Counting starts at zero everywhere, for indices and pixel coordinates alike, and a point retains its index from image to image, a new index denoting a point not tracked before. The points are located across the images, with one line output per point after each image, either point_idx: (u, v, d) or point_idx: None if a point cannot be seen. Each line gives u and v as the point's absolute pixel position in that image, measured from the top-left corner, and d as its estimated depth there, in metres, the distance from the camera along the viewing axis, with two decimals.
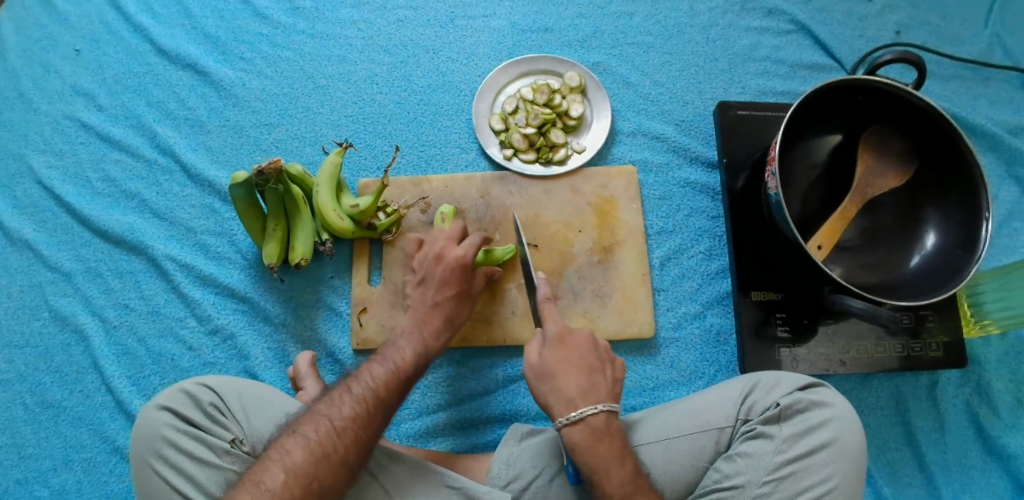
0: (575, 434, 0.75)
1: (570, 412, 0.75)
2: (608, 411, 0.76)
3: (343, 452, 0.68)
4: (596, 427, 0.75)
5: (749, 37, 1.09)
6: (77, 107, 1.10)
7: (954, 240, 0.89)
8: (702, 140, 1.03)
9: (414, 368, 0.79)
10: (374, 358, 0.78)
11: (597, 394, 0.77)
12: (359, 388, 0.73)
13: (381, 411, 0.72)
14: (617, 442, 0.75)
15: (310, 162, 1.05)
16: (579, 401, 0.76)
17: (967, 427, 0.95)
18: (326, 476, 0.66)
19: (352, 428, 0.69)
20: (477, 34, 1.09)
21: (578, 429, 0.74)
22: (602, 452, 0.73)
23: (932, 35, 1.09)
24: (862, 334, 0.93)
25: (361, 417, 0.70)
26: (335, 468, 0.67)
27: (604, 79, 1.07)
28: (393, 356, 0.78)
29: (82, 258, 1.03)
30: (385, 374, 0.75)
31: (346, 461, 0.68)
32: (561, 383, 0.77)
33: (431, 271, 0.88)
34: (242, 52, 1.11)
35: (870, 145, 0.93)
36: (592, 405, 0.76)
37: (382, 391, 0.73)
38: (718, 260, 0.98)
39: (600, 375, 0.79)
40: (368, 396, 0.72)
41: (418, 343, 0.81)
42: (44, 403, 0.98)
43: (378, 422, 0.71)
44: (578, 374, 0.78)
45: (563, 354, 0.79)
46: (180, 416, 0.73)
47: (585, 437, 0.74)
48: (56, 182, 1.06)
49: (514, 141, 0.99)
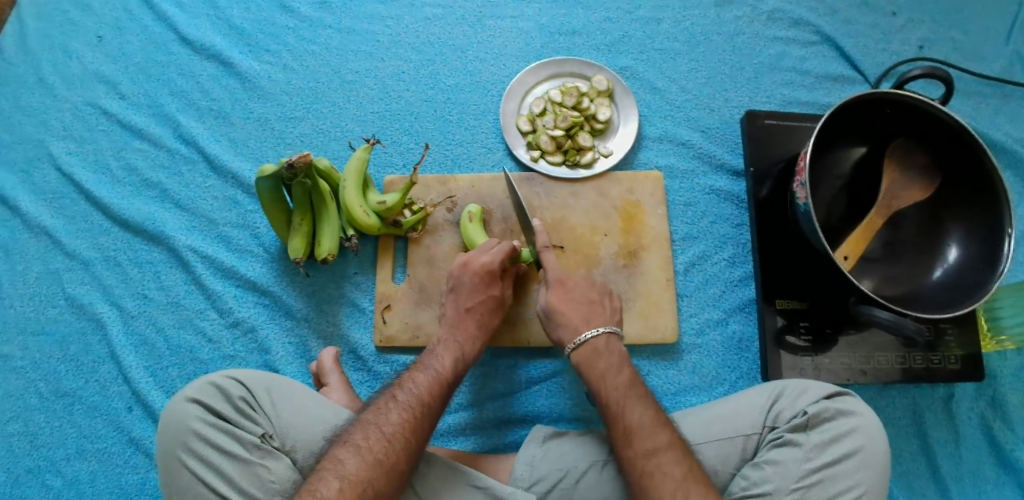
0: (580, 354, 0.81)
1: (576, 335, 0.82)
2: (607, 332, 0.82)
3: (394, 458, 0.70)
4: (596, 346, 0.81)
5: (775, 46, 1.10)
6: (99, 94, 1.10)
7: (977, 255, 0.89)
8: (727, 148, 1.04)
9: (451, 375, 0.82)
10: (415, 366, 0.82)
11: (601, 320, 0.84)
12: (404, 396, 0.76)
13: (426, 419, 0.75)
14: (616, 358, 0.81)
15: (335, 156, 1.04)
16: (581, 327, 0.82)
17: (981, 439, 0.96)
18: (381, 482, 0.68)
19: (402, 434, 0.72)
20: (505, 35, 1.09)
21: (584, 349, 0.81)
22: (604, 367, 0.80)
23: (955, 51, 1.10)
24: (882, 345, 0.94)
25: (410, 423, 0.73)
26: (389, 473, 0.69)
27: (631, 84, 1.07)
28: (432, 365, 0.81)
29: (101, 247, 1.02)
30: (427, 383, 0.78)
31: (398, 466, 0.70)
32: (567, 316, 0.83)
33: (460, 275, 0.89)
34: (267, 44, 1.10)
35: (895, 159, 0.94)
36: (593, 328, 0.82)
37: (425, 398, 0.77)
38: (741, 267, 0.98)
39: (600, 306, 0.85)
40: (414, 403, 0.75)
41: (454, 350, 0.84)
42: (59, 392, 0.97)
43: (424, 429, 0.74)
44: (582, 308, 0.84)
45: (565, 293, 0.85)
46: (209, 409, 0.73)
47: (587, 354, 0.81)
48: (76, 169, 1.06)
49: (542, 142, 1.00)
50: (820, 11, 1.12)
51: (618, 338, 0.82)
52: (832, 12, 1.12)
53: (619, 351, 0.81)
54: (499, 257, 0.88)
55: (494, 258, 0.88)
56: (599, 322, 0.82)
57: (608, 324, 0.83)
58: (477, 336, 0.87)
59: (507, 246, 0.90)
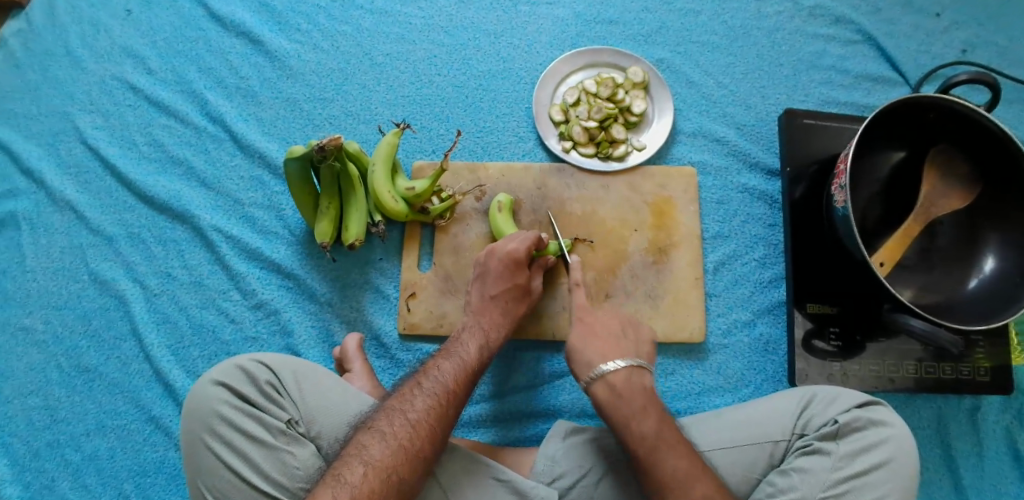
0: (602, 392, 0.76)
1: (592, 370, 0.78)
2: (629, 368, 0.77)
3: (419, 445, 0.70)
4: (616, 384, 0.76)
5: (815, 44, 1.07)
6: (125, 68, 1.08)
7: (1014, 266, 0.88)
8: (762, 146, 1.02)
9: (477, 365, 0.81)
10: (440, 354, 0.81)
11: (621, 351, 0.79)
12: (430, 385, 0.75)
13: (452, 407, 0.74)
14: (640, 398, 0.75)
15: (364, 140, 1.03)
16: (597, 361, 0.78)
17: (1005, 453, 0.95)
18: (406, 470, 0.68)
19: (427, 422, 0.71)
20: (540, 22, 1.07)
21: (601, 384, 0.77)
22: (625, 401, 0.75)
23: (999, 56, 1.07)
24: (912, 354, 0.92)
25: (435, 411, 0.72)
26: (414, 461, 0.69)
27: (667, 77, 1.05)
28: (457, 353, 0.80)
29: (125, 223, 1.02)
30: (452, 370, 0.78)
31: (423, 454, 0.70)
32: (582, 351, 0.79)
33: (487, 264, 0.88)
34: (298, 23, 1.08)
35: (936, 164, 0.92)
36: (613, 362, 0.77)
37: (451, 387, 0.76)
38: (772, 269, 0.97)
39: (626, 340, 0.81)
40: (439, 391, 0.75)
41: (479, 338, 0.83)
42: (80, 367, 0.97)
43: (450, 418, 0.74)
44: (605, 341, 0.80)
45: (584, 328, 0.82)
46: (236, 393, 0.73)
47: (608, 396, 0.76)
48: (102, 143, 1.05)
49: (574, 133, 0.98)
50: (863, 9, 1.09)
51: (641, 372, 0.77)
52: (876, 10, 1.09)
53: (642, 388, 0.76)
54: (525, 245, 0.86)
55: (524, 250, 0.86)
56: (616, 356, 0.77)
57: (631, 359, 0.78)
58: (501, 324, 0.86)
59: (535, 240, 0.88)
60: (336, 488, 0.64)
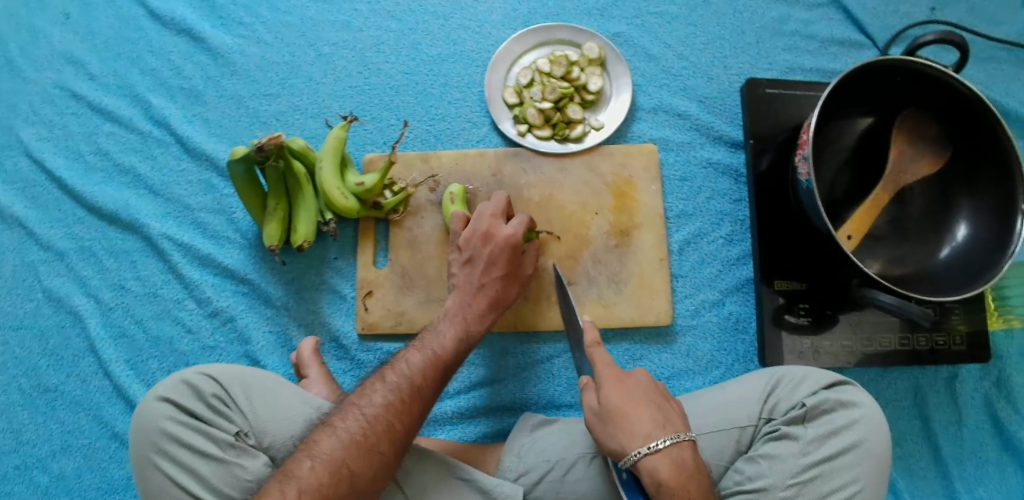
0: (663, 469, 0.64)
1: (648, 442, 0.65)
2: (686, 440, 0.66)
3: (375, 440, 0.67)
4: (682, 460, 0.65)
5: (778, 9, 1.03)
6: (67, 76, 1.03)
7: (987, 233, 0.84)
8: (726, 119, 0.99)
9: (455, 357, 0.78)
10: (414, 345, 0.77)
11: (673, 425, 0.67)
12: (393, 382, 0.72)
13: (417, 403, 0.71)
14: (697, 482, 0.64)
15: (312, 135, 0.99)
16: (655, 433, 0.65)
17: (984, 421, 0.93)
18: (360, 465, 0.65)
19: (386, 418, 0.68)
20: (491, 0, 1.03)
21: (661, 459, 0.64)
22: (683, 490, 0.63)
23: (969, 12, 1.03)
24: (885, 326, 0.90)
25: (395, 408, 0.69)
26: (368, 455, 0.66)
27: (624, 51, 1.01)
28: (430, 346, 0.77)
29: (75, 237, 0.98)
30: (421, 365, 0.74)
31: (379, 449, 0.67)
32: (630, 419, 0.66)
33: (478, 251, 0.84)
34: (240, 17, 1.03)
35: (904, 130, 0.88)
36: (670, 435, 0.66)
37: (417, 382, 0.72)
38: (739, 246, 0.94)
39: (671, 411, 0.69)
40: (402, 387, 0.71)
41: (458, 330, 0.80)
42: (40, 387, 0.94)
43: (415, 414, 0.70)
44: (650, 407, 0.68)
45: (622, 394, 0.68)
46: (181, 408, 0.70)
47: (673, 472, 0.64)
48: (48, 155, 1.00)
49: (529, 116, 0.94)
50: None
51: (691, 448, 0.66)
52: None
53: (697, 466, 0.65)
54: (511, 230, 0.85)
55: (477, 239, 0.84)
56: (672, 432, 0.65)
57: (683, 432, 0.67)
58: (476, 310, 0.82)
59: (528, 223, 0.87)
60: (283, 485, 0.62)
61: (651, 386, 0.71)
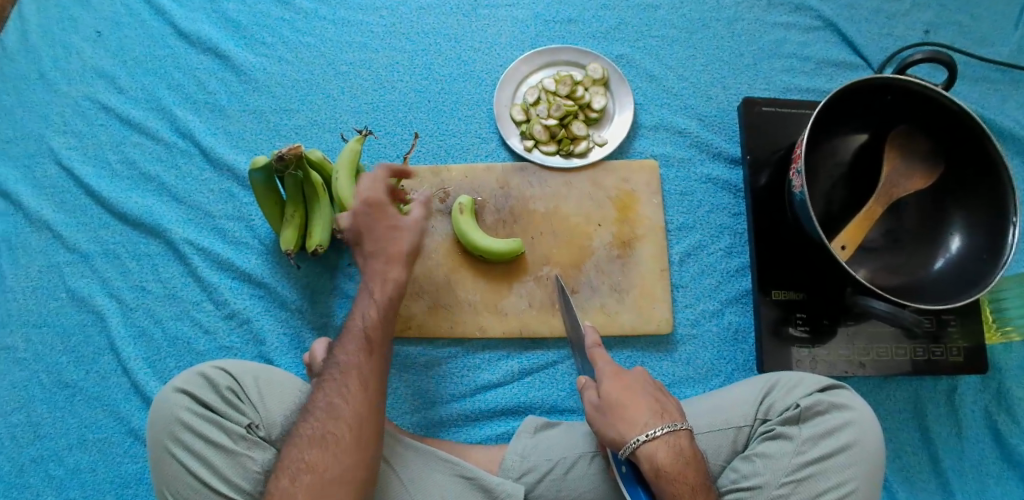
0: (660, 454, 0.67)
1: (646, 430, 0.67)
2: (682, 430, 0.68)
3: (324, 425, 0.70)
4: (678, 446, 0.67)
5: (774, 32, 1.07)
6: (98, 89, 1.10)
7: (980, 246, 0.86)
8: (725, 136, 1.03)
9: (377, 328, 0.78)
10: (343, 335, 0.78)
11: (669, 414, 0.70)
12: (327, 367, 0.75)
13: (351, 379, 0.73)
14: (690, 472, 0.67)
15: (330, 148, 1.04)
16: (651, 421, 0.68)
17: (985, 433, 0.94)
18: (319, 454, 0.68)
19: (327, 404, 0.72)
20: (500, 23, 1.08)
21: (659, 446, 0.67)
22: (678, 478, 0.66)
23: (961, 36, 1.07)
24: (882, 336, 0.91)
25: (333, 389, 0.72)
26: (322, 443, 0.69)
27: (627, 72, 1.06)
28: (348, 327, 0.78)
29: (100, 240, 1.03)
30: (345, 346, 0.76)
31: (330, 432, 0.70)
32: (630, 410, 0.69)
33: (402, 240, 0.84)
34: (263, 37, 1.10)
35: (897, 145, 0.91)
36: (669, 423, 0.68)
37: (344, 361, 0.75)
38: (738, 258, 0.97)
39: (667, 400, 0.72)
40: (333, 370, 0.74)
41: (371, 301, 0.80)
42: (60, 383, 0.98)
43: (352, 390, 0.72)
44: (646, 400, 0.70)
45: (620, 383, 0.71)
46: (196, 399, 0.74)
47: (669, 459, 0.67)
48: (76, 163, 1.06)
49: (535, 132, 0.99)
50: None
51: (686, 437, 0.68)
52: None
53: (691, 455, 0.68)
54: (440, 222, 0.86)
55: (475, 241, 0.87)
56: (663, 420, 0.68)
57: (675, 420, 0.69)
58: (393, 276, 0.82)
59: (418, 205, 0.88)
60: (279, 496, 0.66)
61: (646, 376, 0.74)
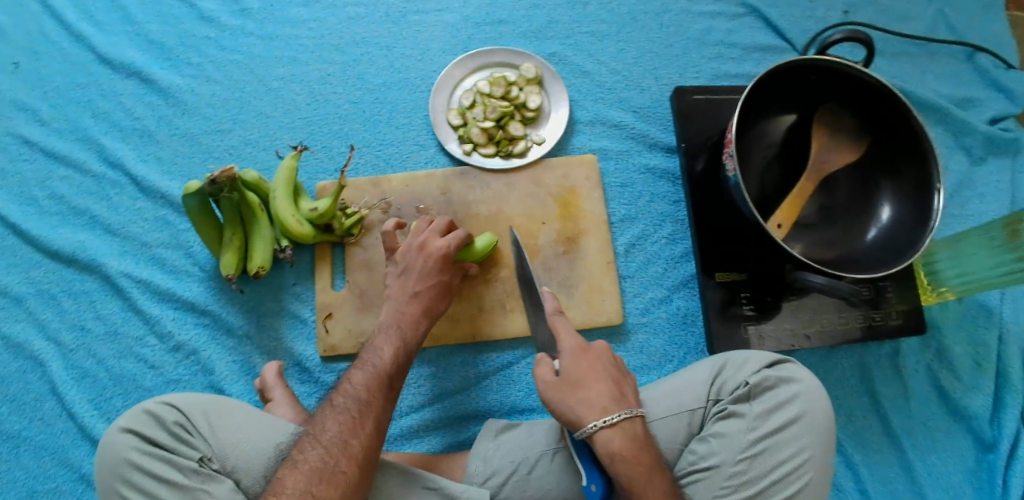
0: (615, 441, 0.67)
1: (604, 415, 0.68)
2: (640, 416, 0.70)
3: (334, 461, 0.69)
4: (631, 433, 0.68)
5: (701, 21, 1.10)
6: (19, 123, 1.05)
7: (908, 212, 0.90)
8: (659, 125, 1.05)
9: (394, 366, 0.79)
10: (355, 364, 0.79)
11: (625, 401, 0.70)
12: (341, 398, 0.75)
13: (368, 417, 0.73)
14: (646, 457, 0.68)
15: (266, 167, 1.02)
16: (610, 406, 0.69)
17: (930, 392, 0.97)
18: (326, 490, 0.67)
19: (341, 440, 0.71)
20: (431, 29, 1.08)
21: (614, 433, 0.67)
22: (637, 467, 0.66)
23: (878, 13, 1.11)
24: (825, 307, 0.94)
25: (347, 424, 0.72)
26: (332, 479, 0.68)
27: (561, 69, 1.07)
28: (369, 362, 0.79)
29: (33, 281, 0.99)
30: (365, 381, 0.76)
31: (341, 470, 0.69)
32: (589, 392, 0.69)
33: (412, 262, 0.87)
34: (189, 57, 1.07)
35: (824, 123, 0.94)
36: (625, 409, 0.69)
37: (364, 398, 0.75)
38: (681, 244, 0.99)
39: (625, 386, 0.73)
40: (350, 402, 0.74)
41: (395, 341, 0.82)
42: (1, 434, 0.93)
43: (368, 429, 0.72)
44: (606, 386, 0.71)
45: (585, 366, 0.71)
46: (145, 438, 0.71)
47: (622, 444, 0.67)
48: (0, 202, 1.01)
49: (473, 135, 0.99)
50: None
51: (638, 422, 0.69)
52: None
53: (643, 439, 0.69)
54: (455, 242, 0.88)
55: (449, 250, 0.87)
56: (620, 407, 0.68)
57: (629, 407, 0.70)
58: (421, 321, 0.85)
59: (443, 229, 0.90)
60: None
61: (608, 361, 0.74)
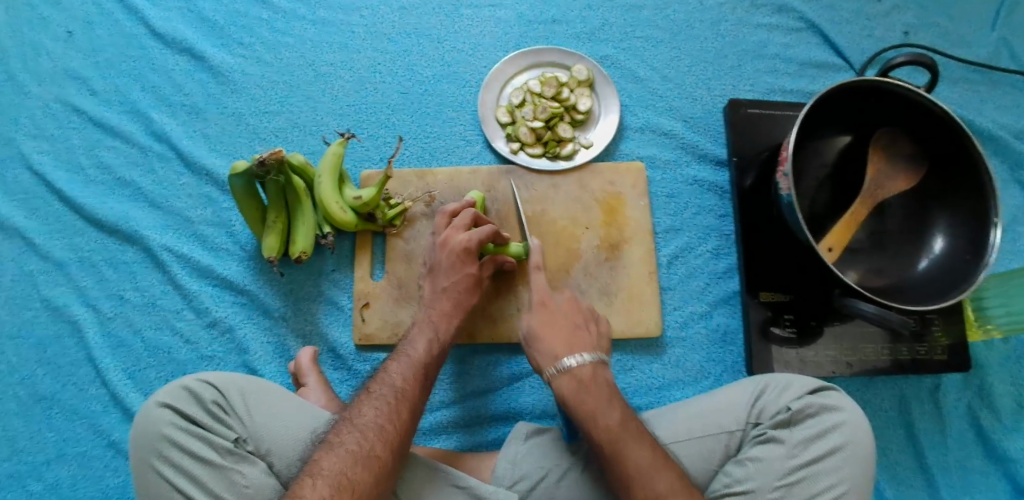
0: (565, 385, 0.75)
1: (558, 362, 0.76)
2: (594, 361, 0.76)
3: (370, 444, 0.68)
4: (581, 378, 0.75)
5: (757, 34, 1.08)
6: (71, 91, 1.06)
7: (962, 244, 0.87)
8: (710, 137, 1.03)
9: (431, 363, 0.79)
10: (390, 356, 0.79)
11: (581, 346, 0.78)
12: (377, 387, 0.74)
13: (403, 405, 0.73)
14: (617, 412, 0.72)
15: (312, 152, 1.02)
16: (564, 353, 0.77)
17: (969, 430, 0.95)
18: (360, 474, 0.66)
19: (376, 424, 0.70)
20: (484, 24, 1.07)
21: (566, 379, 0.75)
22: (593, 397, 0.73)
23: (941, 37, 1.08)
24: (868, 337, 0.92)
25: (383, 410, 0.71)
26: (366, 463, 0.66)
27: (612, 73, 1.06)
28: (405, 353, 0.79)
29: (75, 248, 0.99)
30: (400, 370, 0.76)
31: (376, 453, 0.67)
32: (546, 341, 0.78)
33: (437, 259, 0.87)
34: (241, 37, 1.07)
35: (880, 146, 0.91)
36: (577, 355, 0.76)
37: (400, 386, 0.74)
38: (725, 259, 0.97)
39: (583, 332, 0.80)
40: (388, 392, 0.73)
41: (429, 336, 0.81)
42: (36, 396, 0.94)
43: (403, 416, 0.72)
44: (564, 333, 0.79)
45: (547, 317, 0.80)
46: (181, 414, 0.71)
47: (574, 386, 0.74)
48: (48, 168, 1.02)
49: (521, 134, 0.98)
50: None
51: (604, 368, 0.76)
52: None
53: (618, 406, 0.72)
54: (478, 236, 0.86)
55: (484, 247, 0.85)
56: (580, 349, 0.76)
57: (592, 353, 0.77)
58: (453, 315, 0.84)
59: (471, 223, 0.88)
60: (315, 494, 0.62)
61: (571, 309, 0.82)
